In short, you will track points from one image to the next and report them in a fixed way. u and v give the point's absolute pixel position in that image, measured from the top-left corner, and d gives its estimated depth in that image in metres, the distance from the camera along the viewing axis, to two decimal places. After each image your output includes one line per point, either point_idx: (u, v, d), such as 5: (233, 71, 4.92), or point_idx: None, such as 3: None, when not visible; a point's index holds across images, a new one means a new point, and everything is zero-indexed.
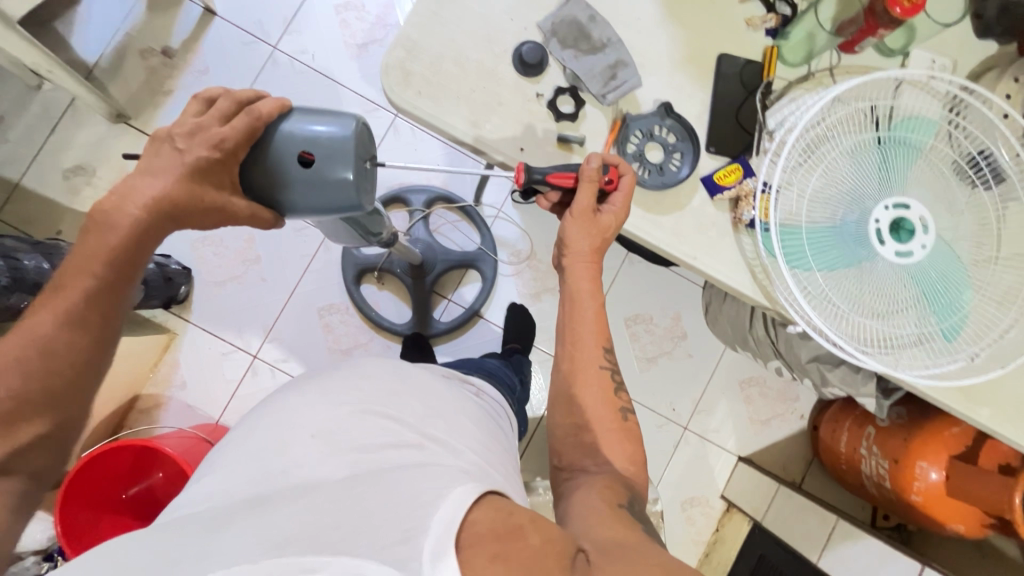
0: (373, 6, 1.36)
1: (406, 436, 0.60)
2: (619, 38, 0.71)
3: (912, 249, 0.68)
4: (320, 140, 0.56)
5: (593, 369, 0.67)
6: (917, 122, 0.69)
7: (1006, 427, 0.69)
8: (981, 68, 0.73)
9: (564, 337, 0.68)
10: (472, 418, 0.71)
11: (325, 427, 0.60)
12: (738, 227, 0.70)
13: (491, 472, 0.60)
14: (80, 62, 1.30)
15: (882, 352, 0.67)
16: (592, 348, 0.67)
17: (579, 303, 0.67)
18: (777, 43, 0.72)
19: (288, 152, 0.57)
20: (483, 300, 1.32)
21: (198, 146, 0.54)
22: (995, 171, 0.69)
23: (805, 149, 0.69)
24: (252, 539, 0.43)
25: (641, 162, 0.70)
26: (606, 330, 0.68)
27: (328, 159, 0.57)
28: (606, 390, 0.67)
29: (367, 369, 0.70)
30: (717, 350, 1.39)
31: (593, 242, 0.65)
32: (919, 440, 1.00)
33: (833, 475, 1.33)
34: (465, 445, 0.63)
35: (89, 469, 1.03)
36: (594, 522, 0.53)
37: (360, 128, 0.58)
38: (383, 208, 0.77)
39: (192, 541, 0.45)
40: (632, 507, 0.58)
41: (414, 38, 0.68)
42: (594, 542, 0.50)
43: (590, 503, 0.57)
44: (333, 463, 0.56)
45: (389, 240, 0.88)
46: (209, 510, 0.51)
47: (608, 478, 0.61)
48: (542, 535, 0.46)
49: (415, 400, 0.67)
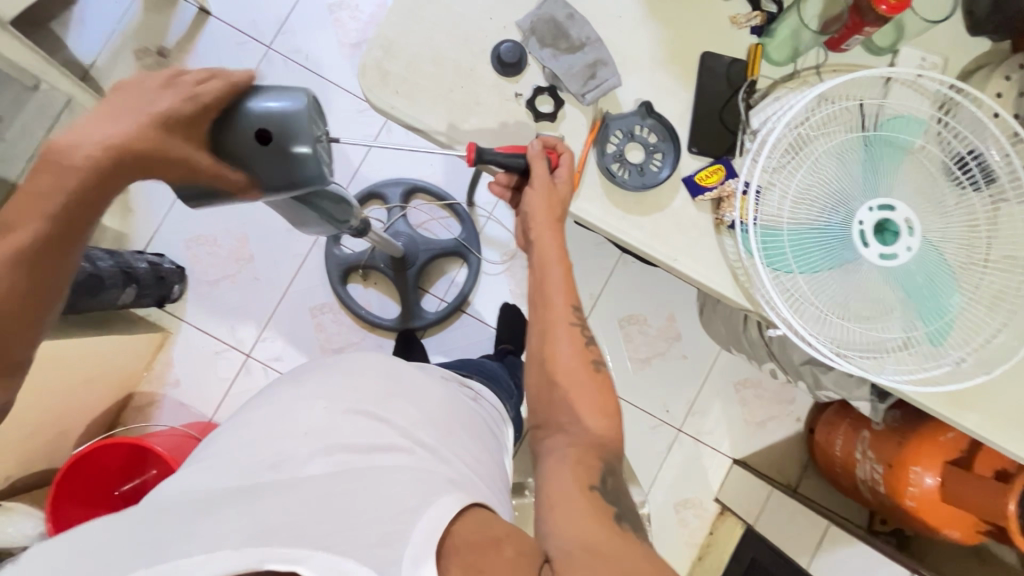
0: (367, 5, 1.36)
1: (395, 439, 0.58)
2: (599, 38, 0.70)
3: (897, 251, 0.66)
4: (285, 116, 0.53)
5: (563, 326, 0.65)
6: (904, 121, 0.68)
7: (994, 433, 0.67)
8: (973, 66, 0.72)
9: (535, 299, 0.66)
10: (465, 425, 0.69)
11: (317, 426, 0.58)
12: (719, 228, 0.69)
13: (477, 483, 0.58)
14: (76, 63, 1.32)
15: (864, 356, 0.66)
16: (561, 305, 0.65)
17: (546, 266, 0.65)
18: (761, 42, 0.71)
19: (247, 128, 0.54)
20: (471, 285, 1.32)
21: (146, 95, 0.52)
22: (986, 171, 0.67)
23: (788, 148, 0.67)
24: (231, 530, 0.42)
25: (621, 163, 0.69)
26: (574, 288, 0.66)
27: (299, 138, 0.54)
28: (577, 346, 0.64)
29: (357, 366, 0.69)
30: (711, 352, 1.37)
31: (551, 209, 0.65)
32: (914, 445, 0.98)
33: (828, 478, 1.32)
34: (454, 455, 0.61)
35: (83, 463, 1.04)
36: (560, 520, 0.52)
37: (310, 102, 0.55)
38: (352, 198, 0.77)
39: (178, 523, 0.44)
40: (605, 488, 0.56)
41: (391, 37, 0.68)
42: (560, 548, 0.48)
43: (560, 484, 0.56)
44: (322, 462, 0.54)
45: (361, 227, 0.88)
46: (197, 496, 0.50)
47: (581, 447, 0.59)
48: (517, 546, 0.46)
49: (407, 403, 0.64)
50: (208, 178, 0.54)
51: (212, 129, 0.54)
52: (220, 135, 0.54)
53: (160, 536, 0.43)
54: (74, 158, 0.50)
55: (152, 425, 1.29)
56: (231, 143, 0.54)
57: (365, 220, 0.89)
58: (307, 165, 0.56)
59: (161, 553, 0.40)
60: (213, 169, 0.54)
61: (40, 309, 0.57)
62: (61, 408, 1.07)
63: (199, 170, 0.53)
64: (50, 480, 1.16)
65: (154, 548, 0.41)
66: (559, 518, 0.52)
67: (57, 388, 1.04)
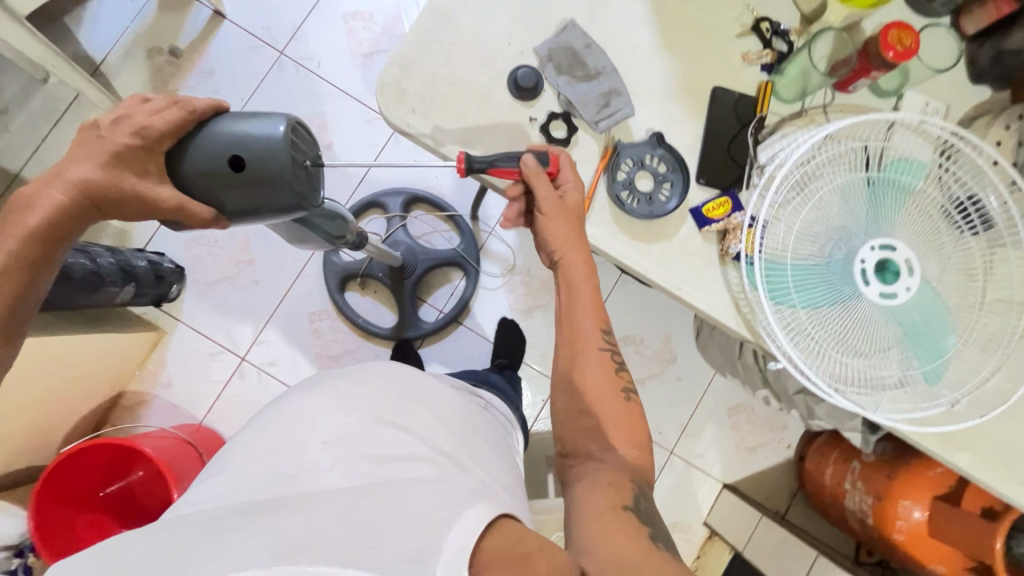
0: (381, 16, 1.37)
1: (418, 449, 0.58)
2: (614, 67, 0.71)
3: (897, 291, 0.68)
4: (260, 142, 0.53)
5: (593, 351, 0.64)
6: (907, 164, 0.69)
7: (986, 473, 0.69)
8: (973, 114, 0.74)
9: (562, 325, 0.66)
10: (483, 435, 0.70)
11: (336, 434, 0.59)
12: (724, 259, 0.71)
13: (498, 492, 0.59)
14: (87, 58, 1.32)
15: (861, 392, 0.67)
16: (590, 329, 0.65)
17: (575, 291, 0.65)
18: (771, 79, 0.73)
19: (218, 155, 0.54)
20: (472, 290, 1.33)
21: (121, 132, 0.54)
22: (984, 217, 0.69)
23: (795, 185, 0.69)
24: (259, 546, 0.41)
25: (631, 191, 0.70)
26: (602, 311, 0.66)
27: (275, 164, 0.53)
28: (607, 370, 0.64)
29: (371, 373, 0.69)
30: (705, 376, 1.38)
31: (572, 225, 0.65)
32: (901, 479, 0.99)
33: (816, 507, 1.32)
34: (475, 464, 0.61)
35: (70, 465, 1.02)
36: (592, 535, 0.51)
37: (291, 126, 0.55)
38: (345, 212, 0.77)
39: (198, 542, 0.44)
40: (639, 507, 0.56)
41: (410, 56, 0.69)
42: (595, 561, 0.47)
43: (590, 506, 0.55)
44: (343, 471, 0.54)
45: (355, 241, 0.87)
46: (215, 511, 0.49)
47: (613, 471, 0.59)
48: (550, 561, 0.42)
49: (426, 411, 0.65)
50: (166, 213, 0.55)
51: (173, 159, 0.56)
52: (186, 164, 0.55)
53: (180, 559, 0.41)
54: (55, 195, 0.54)
55: (141, 425, 1.27)
56: (193, 172, 0.55)
57: (361, 233, 0.88)
58: (285, 191, 0.55)
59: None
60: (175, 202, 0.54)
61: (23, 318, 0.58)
62: (52, 405, 1.06)
63: (154, 206, 0.54)
64: (34, 477, 1.14)
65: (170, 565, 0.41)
66: (592, 533, 0.51)
67: (50, 385, 1.03)
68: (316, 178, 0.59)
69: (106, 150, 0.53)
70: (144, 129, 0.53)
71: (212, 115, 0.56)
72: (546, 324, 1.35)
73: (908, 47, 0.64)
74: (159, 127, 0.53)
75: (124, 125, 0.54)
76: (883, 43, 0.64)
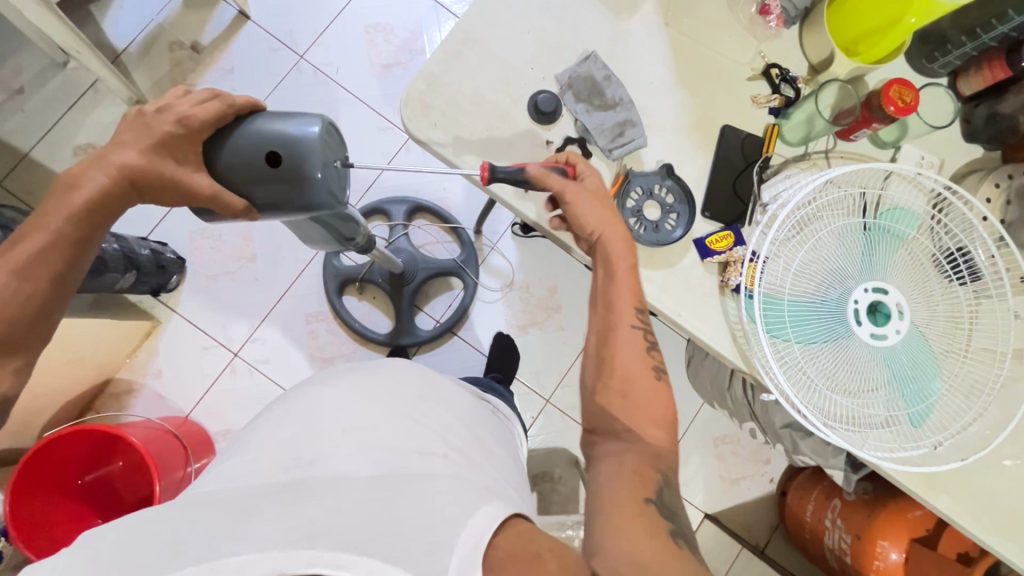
0: (402, 30, 1.41)
1: (432, 444, 0.59)
2: (631, 99, 0.74)
3: (887, 333, 0.70)
4: (298, 140, 0.55)
5: (626, 326, 0.64)
6: (902, 213, 0.73)
7: (963, 516, 0.70)
8: (966, 169, 0.78)
9: (597, 301, 0.65)
10: (488, 430, 0.72)
11: (355, 422, 0.60)
12: (724, 290, 0.73)
13: (507, 490, 0.60)
14: (109, 46, 1.34)
15: (849, 430, 0.68)
16: (625, 306, 0.64)
17: (614, 262, 0.65)
18: (778, 122, 0.76)
19: (256, 149, 0.56)
20: (471, 296, 1.34)
21: (166, 121, 0.55)
22: (972, 268, 0.72)
23: (794, 225, 0.72)
24: (281, 531, 0.42)
25: (638, 218, 0.73)
26: (640, 290, 0.65)
27: (309, 163, 0.55)
28: (640, 350, 0.63)
29: (389, 370, 0.70)
30: (693, 406, 1.40)
31: (597, 201, 0.66)
32: (882, 519, 1.01)
33: (796, 543, 1.33)
34: (481, 459, 0.63)
35: (53, 448, 1.01)
36: (606, 534, 0.52)
37: (326, 128, 0.57)
38: (359, 215, 0.77)
39: (218, 521, 0.45)
40: (662, 500, 0.55)
41: (436, 72, 0.71)
42: (604, 565, 0.48)
43: (605, 501, 0.55)
44: (360, 460, 0.55)
45: (367, 245, 0.89)
46: (230, 494, 0.50)
47: (638, 454, 0.58)
48: (560, 563, 0.43)
49: (435, 408, 0.67)
50: (201, 202, 0.56)
51: (210, 148, 0.57)
52: (219, 156, 0.57)
53: (201, 539, 0.43)
54: (87, 180, 0.56)
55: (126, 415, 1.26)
56: (229, 163, 0.57)
57: (371, 237, 0.89)
58: (317, 190, 0.57)
59: (206, 552, 0.40)
60: (209, 193, 0.56)
61: (61, 297, 0.60)
62: (42, 389, 1.05)
63: (190, 193, 0.56)
64: (14, 459, 1.12)
65: (188, 549, 0.41)
66: (600, 535, 0.52)
67: (46, 367, 1.02)
68: (344, 180, 0.61)
69: (154, 138, 0.55)
70: (182, 119, 0.55)
71: (250, 112, 0.58)
72: (541, 342, 1.37)
73: (909, 104, 0.67)
74: (208, 114, 0.56)
75: (180, 119, 0.56)
76: (885, 97, 0.67)
